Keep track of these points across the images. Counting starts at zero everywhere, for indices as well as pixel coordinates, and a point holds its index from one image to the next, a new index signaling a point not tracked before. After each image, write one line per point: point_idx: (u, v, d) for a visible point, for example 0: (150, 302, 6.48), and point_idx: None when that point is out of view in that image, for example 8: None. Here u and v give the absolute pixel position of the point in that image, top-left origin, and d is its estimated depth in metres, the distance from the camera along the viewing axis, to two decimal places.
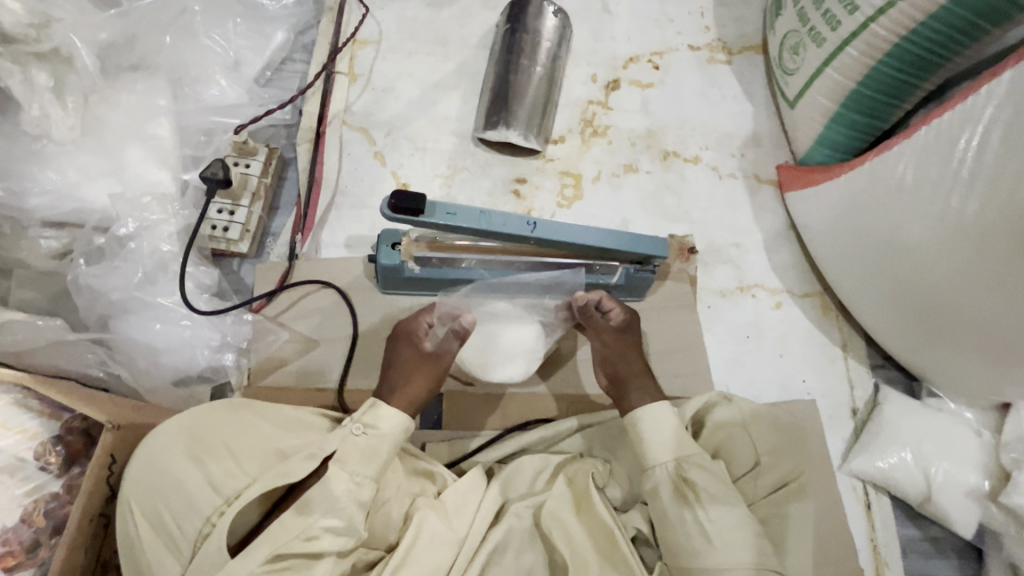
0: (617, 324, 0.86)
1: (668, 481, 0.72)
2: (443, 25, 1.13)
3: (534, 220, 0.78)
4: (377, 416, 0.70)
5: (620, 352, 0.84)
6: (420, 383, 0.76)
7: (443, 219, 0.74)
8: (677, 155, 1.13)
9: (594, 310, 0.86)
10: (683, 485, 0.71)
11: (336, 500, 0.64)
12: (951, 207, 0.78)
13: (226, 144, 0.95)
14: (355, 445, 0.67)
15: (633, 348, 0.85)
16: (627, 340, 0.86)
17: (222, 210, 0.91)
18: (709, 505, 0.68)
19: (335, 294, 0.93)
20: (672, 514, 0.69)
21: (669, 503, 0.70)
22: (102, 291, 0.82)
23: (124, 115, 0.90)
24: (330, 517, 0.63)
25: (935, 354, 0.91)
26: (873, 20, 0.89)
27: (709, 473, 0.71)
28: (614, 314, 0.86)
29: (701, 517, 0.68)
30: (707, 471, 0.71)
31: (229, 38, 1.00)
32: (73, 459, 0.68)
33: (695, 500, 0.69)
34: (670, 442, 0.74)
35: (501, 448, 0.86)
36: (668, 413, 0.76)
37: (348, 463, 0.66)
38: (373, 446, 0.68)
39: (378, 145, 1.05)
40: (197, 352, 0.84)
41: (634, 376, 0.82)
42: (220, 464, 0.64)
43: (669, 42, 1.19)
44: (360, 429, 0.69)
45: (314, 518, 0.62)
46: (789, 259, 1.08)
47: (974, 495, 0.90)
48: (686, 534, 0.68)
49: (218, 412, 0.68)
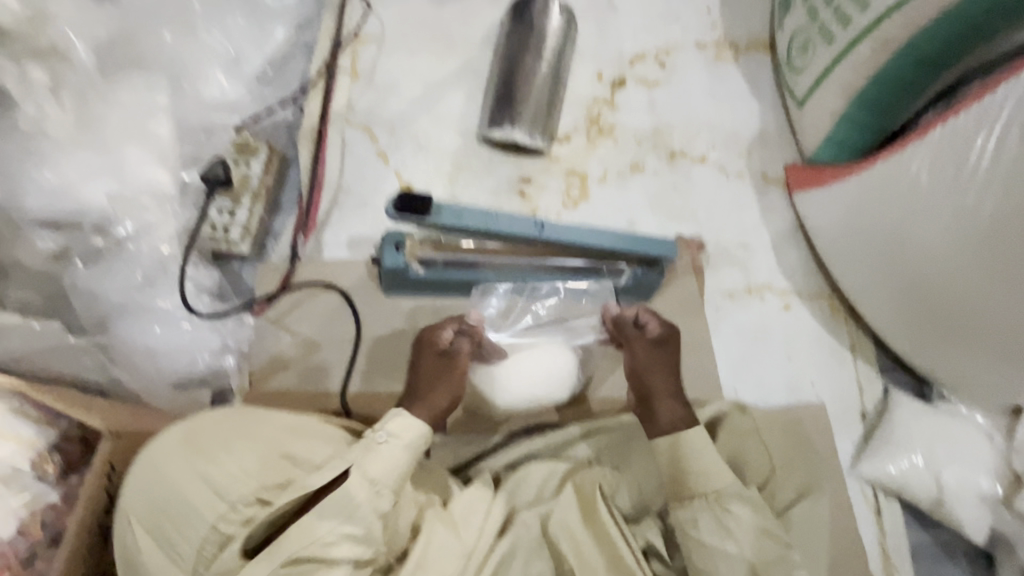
0: (659, 337, 0.77)
1: (708, 511, 0.68)
2: (447, 22, 1.12)
3: (536, 220, 0.81)
4: (396, 426, 0.66)
5: (661, 369, 0.75)
6: (444, 391, 0.71)
7: (449, 218, 0.75)
8: (684, 154, 1.11)
9: (629, 323, 0.78)
10: (722, 516, 0.67)
11: (354, 510, 0.60)
12: (966, 206, 0.77)
13: (226, 144, 0.94)
14: (379, 458, 0.64)
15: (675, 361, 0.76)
16: (671, 352, 0.76)
17: (222, 211, 0.90)
18: (748, 531, 0.66)
19: (338, 296, 0.92)
20: (716, 552, 0.66)
21: (710, 534, 0.67)
22: (99, 292, 0.79)
23: (120, 111, 0.85)
24: (348, 524, 0.60)
25: (948, 357, 0.89)
26: (885, 18, 0.87)
27: (745, 500, 0.68)
28: (651, 327, 0.77)
29: (741, 548, 0.66)
30: (744, 498, 0.68)
31: (230, 36, 0.98)
32: (71, 467, 0.66)
33: (734, 528, 0.66)
34: (711, 469, 0.69)
35: (508, 454, 0.85)
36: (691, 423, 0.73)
37: (370, 472, 0.63)
38: (394, 458, 0.64)
39: (381, 144, 1.03)
40: (197, 356, 0.82)
41: (668, 397, 0.73)
42: (228, 474, 0.63)
43: (675, 40, 1.18)
44: (383, 437, 0.66)
45: (335, 525, 0.59)
46: (797, 260, 1.07)
47: (987, 499, 0.89)
48: (729, 566, 0.65)
49: (220, 421, 0.66)
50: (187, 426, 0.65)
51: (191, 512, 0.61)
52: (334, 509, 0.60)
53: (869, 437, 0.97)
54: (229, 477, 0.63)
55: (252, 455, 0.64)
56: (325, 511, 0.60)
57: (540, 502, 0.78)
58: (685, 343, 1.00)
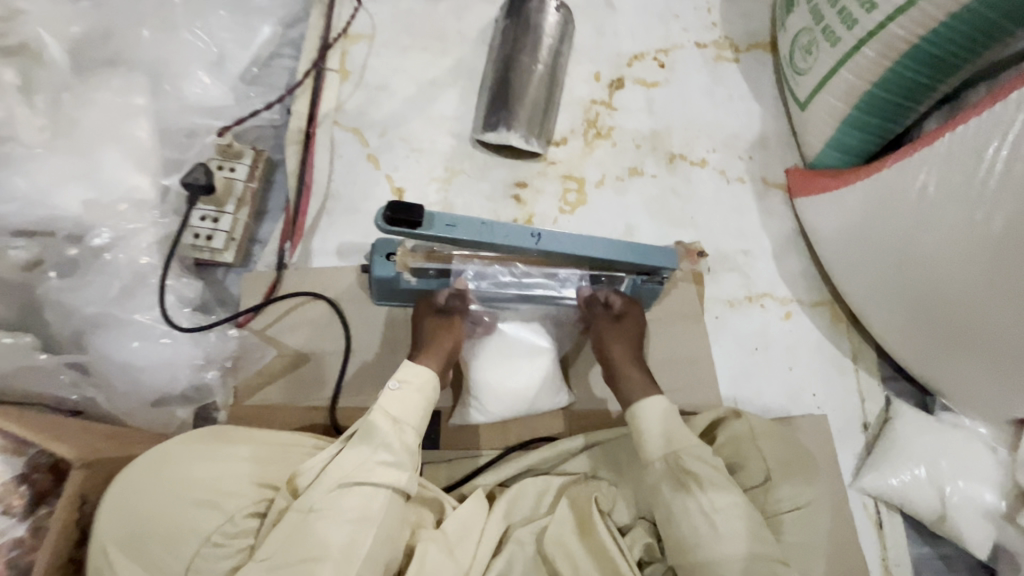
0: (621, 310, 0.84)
1: (670, 473, 0.71)
2: (440, 19, 1.08)
3: (538, 231, 0.74)
4: (411, 370, 0.72)
5: (623, 339, 0.83)
6: (449, 338, 0.78)
7: (443, 232, 0.70)
8: (684, 157, 1.08)
9: (598, 301, 0.84)
10: (686, 478, 0.70)
11: (385, 440, 0.67)
12: (976, 219, 0.75)
13: (210, 147, 0.90)
14: (397, 399, 0.70)
15: (635, 329, 0.85)
16: (631, 321, 0.85)
17: (205, 217, 0.86)
18: (709, 491, 0.69)
19: (327, 306, 0.89)
20: (675, 508, 0.69)
21: (672, 495, 0.70)
22: (74, 307, 0.77)
23: (98, 113, 0.83)
24: (383, 452, 0.67)
25: (951, 368, 0.88)
26: (890, 20, 0.85)
27: (709, 464, 0.71)
28: (614, 302, 0.84)
29: (706, 508, 0.68)
30: (711, 464, 0.71)
31: (212, 33, 0.94)
32: (40, 500, 0.57)
33: (698, 490, 0.69)
34: (676, 433, 0.74)
35: (503, 469, 0.81)
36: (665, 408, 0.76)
37: (391, 411, 0.69)
38: (410, 399, 0.71)
39: (371, 146, 1.00)
40: (179, 371, 0.79)
41: (630, 363, 0.82)
42: (220, 489, 0.62)
43: (674, 38, 1.15)
44: (395, 384, 0.71)
45: (370, 452, 0.66)
46: (799, 266, 1.05)
47: (989, 514, 0.87)
48: (702, 535, 0.67)
49: (199, 440, 0.65)
50: (170, 445, 0.63)
51: (185, 533, 0.59)
52: (364, 442, 0.67)
53: (873, 448, 0.96)
54: (221, 493, 0.62)
55: (240, 470, 0.64)
56: (357, 443, 0.66)
57: (536, 518, 0.76)
58: (683, 352, 0.98)
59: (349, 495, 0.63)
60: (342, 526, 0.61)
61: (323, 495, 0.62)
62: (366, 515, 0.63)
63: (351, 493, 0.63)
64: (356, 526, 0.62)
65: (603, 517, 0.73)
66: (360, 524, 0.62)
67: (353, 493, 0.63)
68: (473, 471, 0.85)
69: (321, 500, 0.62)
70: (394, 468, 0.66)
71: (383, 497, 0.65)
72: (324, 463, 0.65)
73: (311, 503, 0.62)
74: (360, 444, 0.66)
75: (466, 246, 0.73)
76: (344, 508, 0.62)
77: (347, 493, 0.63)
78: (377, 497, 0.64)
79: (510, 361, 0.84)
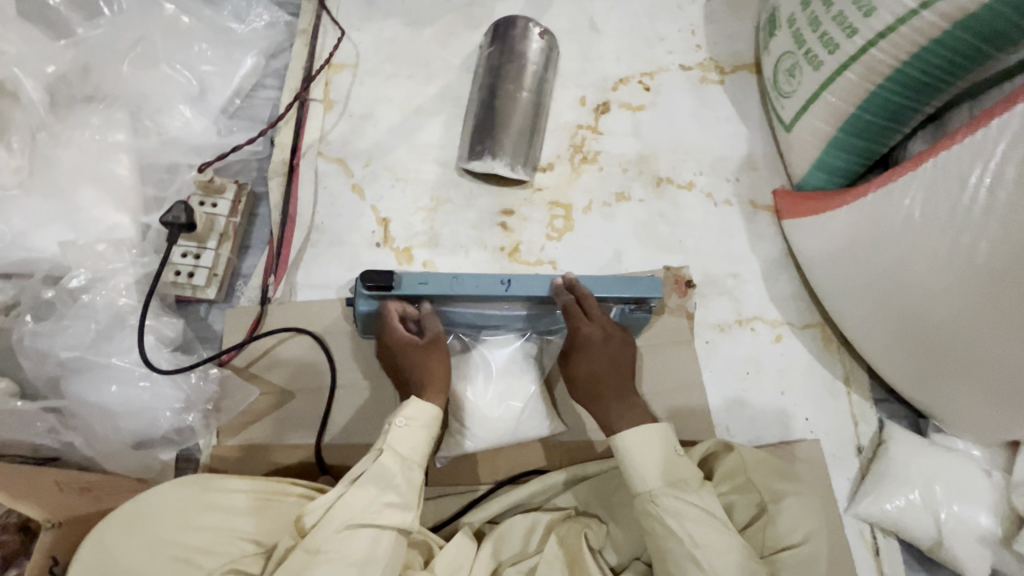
0: (574, 341, 0.77)
1: (652, 508, 0.69)
2: (424, 46, 1.08)
3: (507, 278, 0.77)
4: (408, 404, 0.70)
5: (581, 370, 0.78)
6: (440, 358, 0.76)
7: (416, 289, 0.76)
8: (671, 181, 1.08)
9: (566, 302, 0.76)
10: (662, 516, 0.68)
11: (393, 480, 0.66)
12: (962, 246, 0.74)
13: (189, 183, 0.92)
14: (404, 436, 0.69)
15: (605, 355, 0.77)
16: (592, 344, 0.76)
17: (187, 254, 0.88)
18: (688, 527, 0.67)
19: (310, 339, 0.88)
20: (664, 539, 0.67)
21: (661, 531, 0.68)
22: (51, 351, 0.78)
23: (76, 154, 0.87)
24: (389, 491, 0.66)
25: (943, 393, 0.86)
26: (873, 44, 0.85)
27: (688, 501, 0.68)
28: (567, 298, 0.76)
29: (689, 546, 0.66)
30: (693, 502, 0.68)
31: (194, 67, 0.97)
32: (10, 561, 0.64)
33: (676, 527, 0.67)
34: (657, 468, 0.71)
35: (492, 505, 0.79)
36: (650, 439, 0.72)
37: (399, 449, 0.68)
38: (417, 437, 0.69)
39: (356, 177, 0.99)
40: (158, 415, 0.80)
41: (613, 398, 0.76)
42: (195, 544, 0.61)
43: (659, 61, 1.15)
44: (402, 422, 0.69)
45: (378, 493, 0.65)
46: (788, 288, 1.04)
47: (986, 539, 0.85)
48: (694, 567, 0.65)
49: (185, 499, 0.63)
50: (153, 503, 0.62)
51: None
52: (374, 482, 0.65)
53: (866, 473, 0.94)
54: (199, 550, 0.61)
55: (219, 525, 0.63)
56: (366, 483, 0.65)
57: (526, 558, 0.74)
58: (674, 379, 0.97)
59: (356, 537, 0.62)
60: (346, 567, 0.61)
61: (332, 536, 0.61)
62: (370, 556, 0.62)
63: (358, 535, 0.62)
64: (359, 567, 0.61)
65: (593, 555, 0.72)
66: (364, 566, 0.62)
67: (359, 536, 0.62)
68: (462, 508, 0.84)
69: (327, 542, 0.61)
70: (396, 510, 0.65)
71: (387, 539, 0.64)
72: (330, 503, 0.63)
73: (319, 545, 0.61)
74: (369, 485, 0.65)
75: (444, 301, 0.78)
76: (348, 551, 0.61)
77: (354, 535, 0.62)
78: (381, 541, 0.64)
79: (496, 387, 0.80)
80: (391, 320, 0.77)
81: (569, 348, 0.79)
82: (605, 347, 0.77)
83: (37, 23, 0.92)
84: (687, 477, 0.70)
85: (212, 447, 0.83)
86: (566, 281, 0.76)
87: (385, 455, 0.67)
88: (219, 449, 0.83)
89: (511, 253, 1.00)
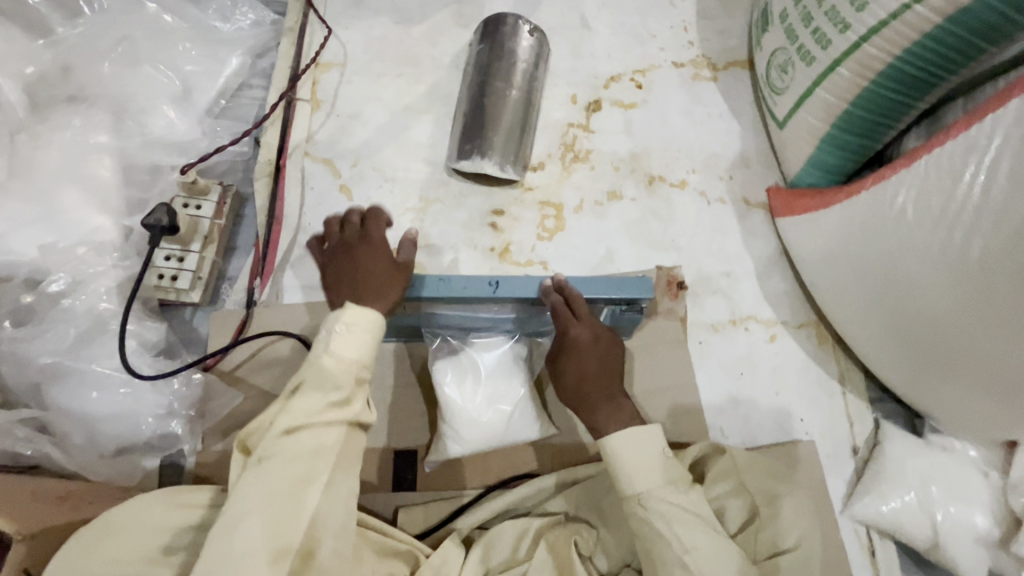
0: (564, 342, 0.75)
1: (641, 514, 0.68)
2: (413, 45, 1.06)
3: (495, 279, 0.75)
4: (352, 313, 0.65)
5: (570, 373, 0.76)
6: (396, 283, 0.71)
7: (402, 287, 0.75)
8: (663, 179, 1.07)
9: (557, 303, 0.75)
10: (651, 519, 0.67)
11: (337, 380, 0.62)
12: (954, 243, 0.72)
13: (172, 185, 0.90)
14: (344, 342, 0.64)
15: (595, 360, 0.75)
16: (581, 345, 0.75)
17: (170, 257, 0.86)
18: (678, 529, 0.66)
19: (296, 342, 0.87)
20: (654, 543, 0.66)
21: (650, 533, 0.67)
22: (30, 357, 0.77)
23: (57, 155, 0.86)
24: (331, 391, 0.62)
25: (939, 393, 0.85)
26: (866, 39, 0.83)
27: (677, 504, 0.68)
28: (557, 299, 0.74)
29: (677, 549, 0.65)
30: (681, 505, 0.68)
31: (178, 66, 0.96)
32: None
33: (665, 530, 0.66)
34: (645, 470, 0.69)
35: (482, 510, 0.79)
36: (643, 440, 0.70)
37: (337, 356, 0.64)
38: (358, 340, 0.65)
39: (344, 177, 0.98)
40: (140, 421, 0.79)
41: (602, 400, 0.74)
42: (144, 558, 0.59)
43: (651, 58, 1.13)
44: (341, 328, 0.65)
45: (320, 395, 0.61)
46: (782, 287, 1.03)
47: (983, 541, 0.84)
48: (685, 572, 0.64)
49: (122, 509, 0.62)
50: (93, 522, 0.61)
51: None
52: (315, 386, 0.62)
53: (862, 474, 0.93)
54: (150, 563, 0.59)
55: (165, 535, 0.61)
56: (306, 389, 0.61)
57: (515, 564, 0.73)
58: (666, 379, 0.96)
59: (302, 438, 0.59)
60: (299, 465, 0.58)
61: (275, 442, 0.58)
62: (322, 449, 0.60)
63: (303, 435, 0.59)
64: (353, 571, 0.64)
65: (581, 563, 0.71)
66: (317, 457, 0.59)
67: (305, 436, 0.59)
68: (451, 513, 0.82)
69: (271, 448, 0.58)
70: (342, 408, 0.62)
71: (337, 435, 0.61)
72: (268, 416, 0.60)
73: (264, 452, 0.58)
74: (310, 390, 0.61)
75: (431, 302, 0.77)
76: (297, 450, 0.58)
77: (299, 436, 0.59)
78: (331, 437, 0.60)
79: (482, 385, 0.79)
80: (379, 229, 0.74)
81: (558, 350, 0.77)
82: (594, 348, 0.75)
83: (17, 24, 0.90)
84: (676, 480, 0.70)
85: (197, 453, 0.82)
86: (555, 283, 0.74)
87: (323, 361, 0.63)
88: (203, 455, 0.82)
89: (502, 254, 0.98)
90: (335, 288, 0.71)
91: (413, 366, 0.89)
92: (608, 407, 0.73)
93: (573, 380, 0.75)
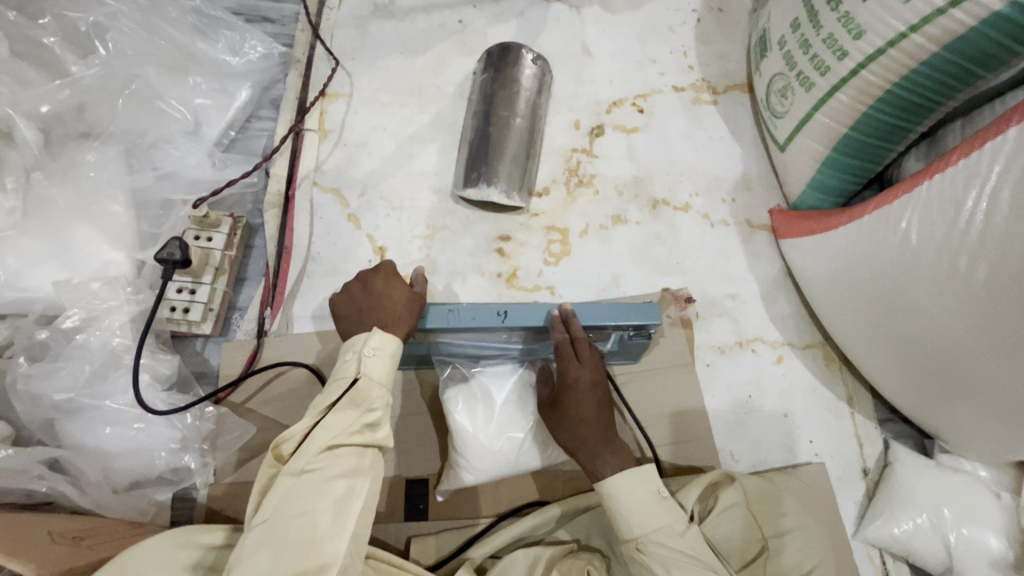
0: (562, 382, 0.76)
1: (640, 559, 0.69)
2: (418, 75, 1.08)
3: (503, 308, 0.75)
4: (377, 337, 0.67)
5: (569, 415, 0.76)
6: (410, 312, 0.72)
7: None
8: (667, 203, 1.08)
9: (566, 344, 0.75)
10: (648, 563, 0.68)
11: (372, 402, 0.65)
12: (958, 270, 0.73)
13: (184, 219, 0.92)
14: (374, 364, 0.66)
15: (593, 402, 0.76)
16: (580, 387, 0.75)
17: (182, 289, 0.88)
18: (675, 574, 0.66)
19: (307, 372, 0.88)
20: None
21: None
22: (44, 394, 0.79)
23: (71, 193, 0.89)
24: (365, 415, 0.64)
25: (949, 414, 0.85)
26: (864, 66, 0.84)
27: (674, 548, 0.69)
28: (562, 339, 0.75)
29: None
30: (676, 548, 0.69)
31: (189, 102, 0.99)
32: None
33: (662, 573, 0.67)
34: (643, 513, 0.70)
35: (494, 539, 0.79)
36: (637, 483, 0.72)
37: (368, 379, 0.65)
38: (385, 363, 0.67)
39: (352, 207, 0.99)
40: (153, 455, 0.81)
41: (602, 440, 0.75)
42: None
43: (652, 83, 1.15)
44: (369, 352, 0.66)
45: (357, 414, 0.63)
46: (787, 308, 1.04)
47: (999, 564, 0.83)
48: None
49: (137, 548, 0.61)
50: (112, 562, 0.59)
51: None
52: (351, 405, 0.64)
53: (873, 496, 0.93)
54: None
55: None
56: (343, 407, 0.64)
57: None
58: (674, 402, 0.96)
59: (337, 457, 0.60)
60: (335, 481, 0.59)
61: (313, 456, 0.59)
62: (357, 468, 0.61)
63: (339, 453, 0.61)
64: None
65: None
66: (353, 475, 0.60)
67: (340, 454, 0.61)
68: (464, 543, 0.82)
69: (309, 462, 0.59)
70: (373, 429, 0.64)
71: (369, 456, 0.63)
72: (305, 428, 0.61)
73: (301, 465, 0.59)
74: (346, 408, 0.63)
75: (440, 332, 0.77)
76: (334, 468, 0.59)
77: (335, 453, 0.61)
78: (365, 457, 0.62)
79: (490, 414, 0.79)
80: (394, 268, 0.76)
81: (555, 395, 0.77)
82: (592, 392, 0.76)
83: (33, 64, 0.93)
84: (674, 521, 0.70)
85: (209, 486, 0.83)
86: (562, 314, 0.75)
87: (359, 382, 0.64)
88: (215, 488, 0.83)
89: (509, 279, 0.99)
90: (349, 317, 0.73)
91: (423, 393, 0.89)
92: (609, 449, 0.75)
93: (570, 422, 0.76)
